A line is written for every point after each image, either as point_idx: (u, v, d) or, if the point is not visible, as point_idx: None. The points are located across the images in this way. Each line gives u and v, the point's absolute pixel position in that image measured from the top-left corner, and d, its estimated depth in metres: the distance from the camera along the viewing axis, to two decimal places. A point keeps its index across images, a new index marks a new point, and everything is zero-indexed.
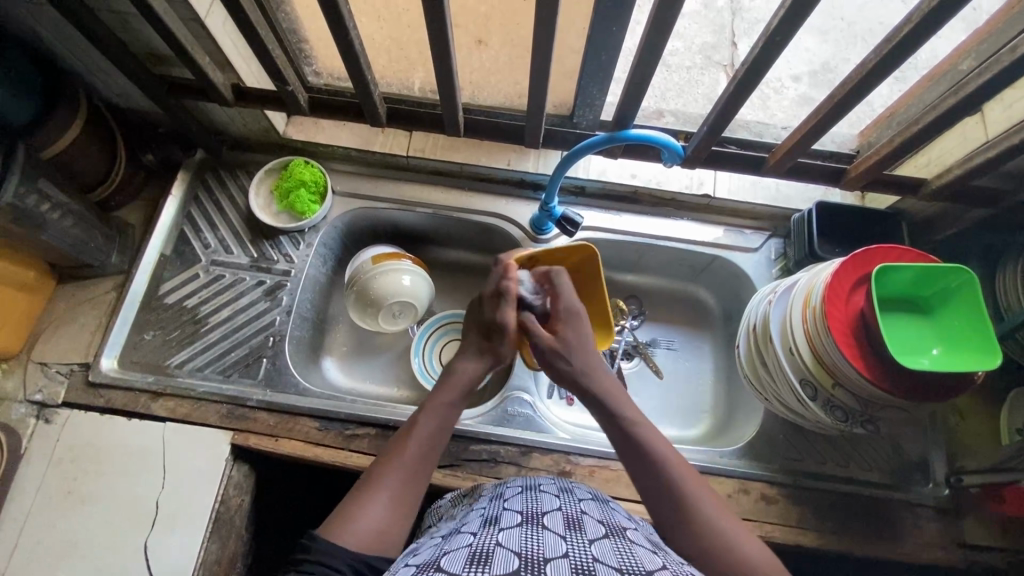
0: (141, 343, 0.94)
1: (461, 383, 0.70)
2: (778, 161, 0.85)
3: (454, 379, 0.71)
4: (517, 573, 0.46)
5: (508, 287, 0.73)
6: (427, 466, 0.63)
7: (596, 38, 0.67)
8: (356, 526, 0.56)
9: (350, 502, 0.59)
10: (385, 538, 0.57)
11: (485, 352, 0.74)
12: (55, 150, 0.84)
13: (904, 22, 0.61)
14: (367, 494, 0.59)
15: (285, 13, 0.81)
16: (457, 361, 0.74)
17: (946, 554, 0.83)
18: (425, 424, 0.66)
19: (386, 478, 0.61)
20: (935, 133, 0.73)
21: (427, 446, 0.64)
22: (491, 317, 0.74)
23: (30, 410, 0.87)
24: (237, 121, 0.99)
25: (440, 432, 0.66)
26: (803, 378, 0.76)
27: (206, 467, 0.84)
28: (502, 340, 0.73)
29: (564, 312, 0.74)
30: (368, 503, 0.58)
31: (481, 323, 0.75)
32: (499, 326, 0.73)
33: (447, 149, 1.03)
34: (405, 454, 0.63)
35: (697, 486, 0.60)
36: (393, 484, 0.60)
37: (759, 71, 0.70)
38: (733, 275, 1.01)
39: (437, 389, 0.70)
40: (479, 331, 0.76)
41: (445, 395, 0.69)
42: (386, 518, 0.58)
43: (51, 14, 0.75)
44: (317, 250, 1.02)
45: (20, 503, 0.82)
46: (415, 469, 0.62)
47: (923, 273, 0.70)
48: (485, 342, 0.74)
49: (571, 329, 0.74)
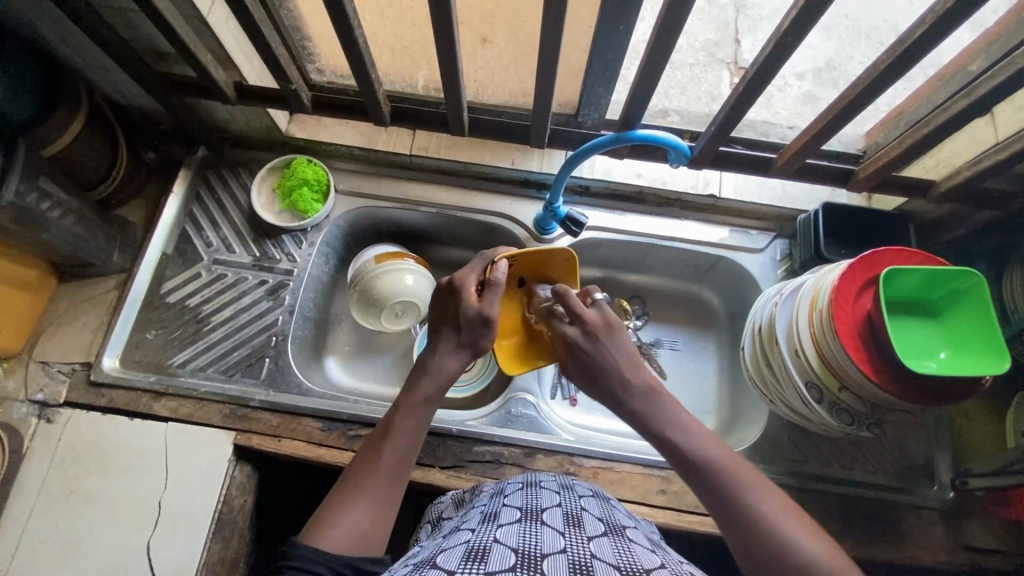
0: (143, 343, 0.93)
1: (437, 379, 0.67)
2: (788, 161, 0.85)
3: (429, 374, 0.67)
4: (515, 568, 0.45)
5: (497, 276, 0.68)
6: (406, 469, 0.62)
7: (604, 36, 0.66)
8: (336, 530, 0.55)
9: (330, 506, 0.57)
10: (370, 542, 0.56)
11: (465, 345, 0.68)
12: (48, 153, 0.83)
13: (917, 24, 0.60)
14: (348, 496, 0.58)
15: (288, 10, 0.80)
16: (432, 357, 0.68)
17: (951, 557, 0.82)
18: (402, 424, 0.63)
19: (365, 480, 0.59)
20: (944, 135, 0.72)
21: (405, 450, 0.62)
22: (476, 311, 0.67)
23: (31, 410, 0.87)
24: (239, 118, 0.98)
25: (419, 430, 0.64)
26: (809, 381, 0.75)
27: (208, 468, 0.84)
28: (485, 333, 0.68)
29: (578, 340, 0.68)
30: (348, 507, 0.57)
31: (459, 315, 0.68)
32: (485, 319, 0.67)
33: (451, 149, 1.03)
34: (383, 457, 0.61)
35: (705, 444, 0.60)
36: (371, 488, 0.59)
37: (770, 72, 0.69)
38: (737, 276, 1.01)
39: (413, 388, 0.66)
40: (457, 322, 0.69)
41: (422, 391, 0.66)
42: (367, 520, 0.57)
43: (50, 10, 0.74)
44: (320, 249, 1.01)
45: (22, 503, 0.82)
46: (395, 470, 0.61)
47: (931, 276, 0.69)
48: (466, 334, 0.68)
49: (585, 354, 0.68)
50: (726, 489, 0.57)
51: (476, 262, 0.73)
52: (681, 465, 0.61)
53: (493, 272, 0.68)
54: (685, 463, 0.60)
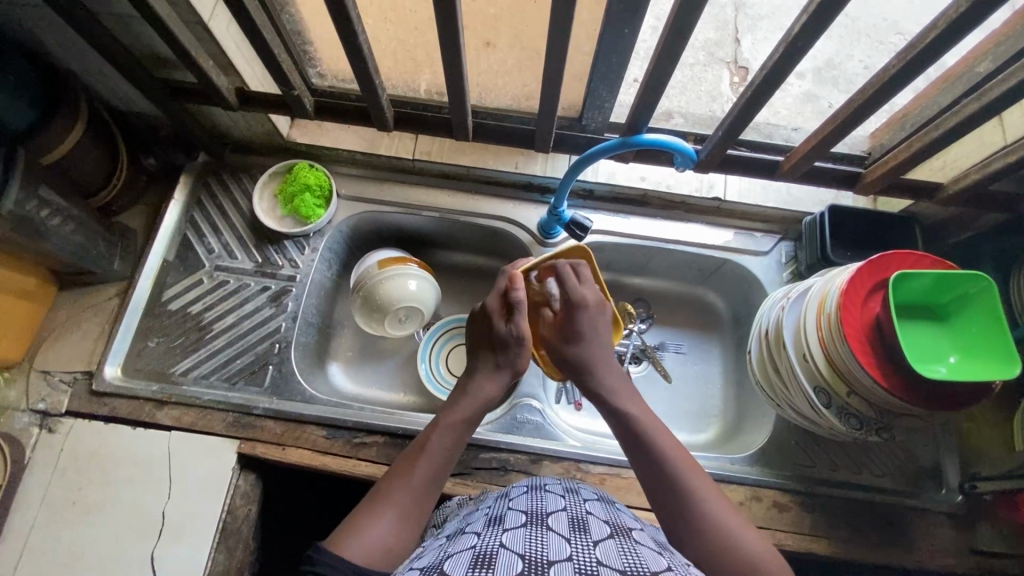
0: (145, 351, 0.92)
1: (475, 400, 0.68)
2: (794, 165, 0.84)
3: (467, 397, 0.69)
4: None
5: (517, 296, 0.70)
6: (436, 486, 0.62)
7: (610, 40, 0.65)
8: (363, 540, 0.54)
9: (356, 516, 0.57)
10: (391, 556, 0.55)
11: (503, 367, 0.70)
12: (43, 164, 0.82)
13: (929, 28, 0.60)
14: (377, 508, 0.58)
15: (290, 15, 0.79)
16: (469, 380, 0.71)
17: (959, 561, 0.82)
18: (438, 440, 0.64)
19: (395, 494, 0.59)
20: (952, 139, 0.72)
21: (438, 465, 0.62)
22: (506, 331, 0.70)
23: (33, 419, 0.86)
24: (241, 123, 0.97)
25: (453, 449, 0.65)
26: (817, 386, 0.75)
27: (213, 476, 0.83)
28: (519, 351, 0.70)
29: (582, 306, 0.72)
30: (375, 517, 0.56)
31: (492, 337, 0.71)
32: (516, 338, 0.70)
33: (454, 152, 1.02)
34: (416, 473, 0.61)
35: (659, 433, 0.64)
36: (400, 502, 0.58)
37: (778, 76, 0.68)
38: (742, 279, 1.01)
39: (450, 408, 0.68)
40: (491, 344, 0.71)
41: (462, 411, 0.67)
42: (394, 534, 0.56)
43: (49, 16, 0.73)
44: (322, 254, 1.00)
45: (24, 515, 0.81)
46: (426, 487, 0.61)
47: (941, 279, 0.69)
48: (502, 356, 0.70)
49: (583, 320, 0.72)
50: (675, 480, 0.60)
51: (500, 278, 0.75)
52: (630, 443, 0.65)
53: (514, 291, 0.70)
54: (636, 444, 0.64)
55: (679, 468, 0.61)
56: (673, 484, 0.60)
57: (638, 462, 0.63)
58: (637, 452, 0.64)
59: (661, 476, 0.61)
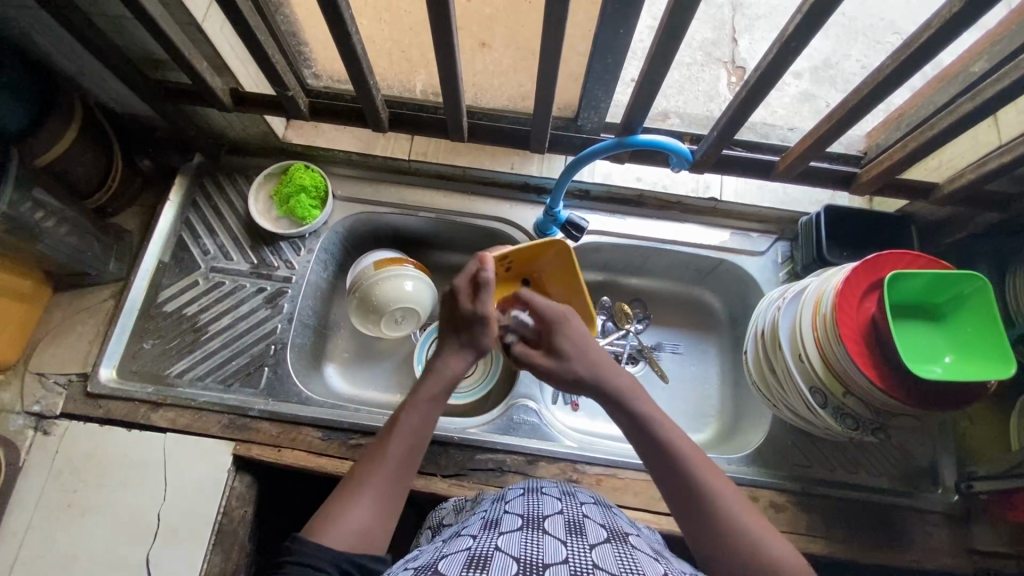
0: (140, 353, 0.92)
1: (442, 376, 0.67)
2: (791, 164, 0.84)
3: (434, 373, 0.67)
4: None
5: (486, 279, 0.67)
6: (410, 464, 0.62)
7: (605, 40, 0.65)
8: (339, 527, 0.55)
9: (332, 503, 0.57)
10: (371, 537, 0.56)
11: (467, 345, 0.69)
12: (39, 165, 0.82)
13: (924, 27, 0.60)
14: (351, 493, 0.58)
15: (284, 16, 0.79)
16: (435, 357, 0.69)
17: (955, 561, 0.82)
18: (408, 420, 0.64)
19: (368, 478, 0.59)
20: (947, 139, 0.72)
21: (410, 444, 0.62)
22: (471, 311, 0.68)
23: (28, 422, 0.86)
24: (236, 124, 0.97)
25: (423, 426, 0.64)
26: (813, 387, 0.75)
27: (208, 478, 0.83)
28: (484, 330, 0.69)
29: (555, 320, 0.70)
30: (350, 504, 0.57)
31: (457, 318, 0.69)
32: (481, 318, 0.68)
33: (448, 153, 1.03)
34: (388, 455, 0.61)
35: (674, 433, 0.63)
36: (374, 485, 0.59)
37: (773, 76, 0.68)
38: (739, 279, 1.00)
39: (420, 386, 0.67)
40: (455, 324, 0.69)
41: (430, 388, 0.66)
42: (370, 517, 0.57)
43: (42, 17, 0.73)
44: (318, 255, 1.00)
45: (19, 518, 0.81)
46: (398, 466, 0.61)
47: (934, 280, 0.69)
48: (466, 334, 0.69)
49: (562, 336, 0.70)
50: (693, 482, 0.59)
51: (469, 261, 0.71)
52: (643, 442, 0.64)
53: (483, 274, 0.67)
54: (650, 443, 0.63)
55: (696, 468, 0.60)
56: (691, 485, 0.59)
57: (652, 460, 0.63)
58: (651, 451, 0.63)
59: (678, 476, 0.60)
